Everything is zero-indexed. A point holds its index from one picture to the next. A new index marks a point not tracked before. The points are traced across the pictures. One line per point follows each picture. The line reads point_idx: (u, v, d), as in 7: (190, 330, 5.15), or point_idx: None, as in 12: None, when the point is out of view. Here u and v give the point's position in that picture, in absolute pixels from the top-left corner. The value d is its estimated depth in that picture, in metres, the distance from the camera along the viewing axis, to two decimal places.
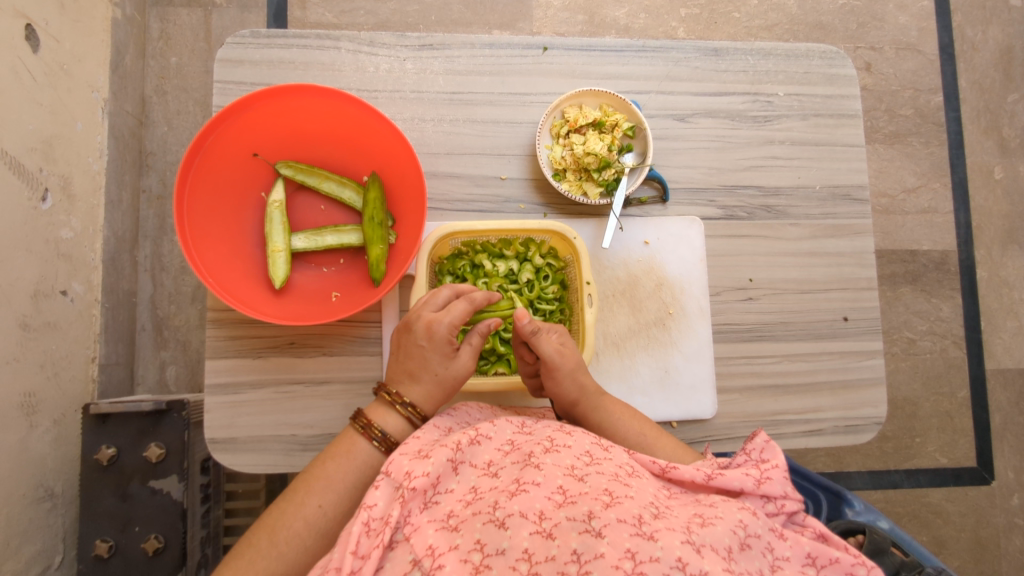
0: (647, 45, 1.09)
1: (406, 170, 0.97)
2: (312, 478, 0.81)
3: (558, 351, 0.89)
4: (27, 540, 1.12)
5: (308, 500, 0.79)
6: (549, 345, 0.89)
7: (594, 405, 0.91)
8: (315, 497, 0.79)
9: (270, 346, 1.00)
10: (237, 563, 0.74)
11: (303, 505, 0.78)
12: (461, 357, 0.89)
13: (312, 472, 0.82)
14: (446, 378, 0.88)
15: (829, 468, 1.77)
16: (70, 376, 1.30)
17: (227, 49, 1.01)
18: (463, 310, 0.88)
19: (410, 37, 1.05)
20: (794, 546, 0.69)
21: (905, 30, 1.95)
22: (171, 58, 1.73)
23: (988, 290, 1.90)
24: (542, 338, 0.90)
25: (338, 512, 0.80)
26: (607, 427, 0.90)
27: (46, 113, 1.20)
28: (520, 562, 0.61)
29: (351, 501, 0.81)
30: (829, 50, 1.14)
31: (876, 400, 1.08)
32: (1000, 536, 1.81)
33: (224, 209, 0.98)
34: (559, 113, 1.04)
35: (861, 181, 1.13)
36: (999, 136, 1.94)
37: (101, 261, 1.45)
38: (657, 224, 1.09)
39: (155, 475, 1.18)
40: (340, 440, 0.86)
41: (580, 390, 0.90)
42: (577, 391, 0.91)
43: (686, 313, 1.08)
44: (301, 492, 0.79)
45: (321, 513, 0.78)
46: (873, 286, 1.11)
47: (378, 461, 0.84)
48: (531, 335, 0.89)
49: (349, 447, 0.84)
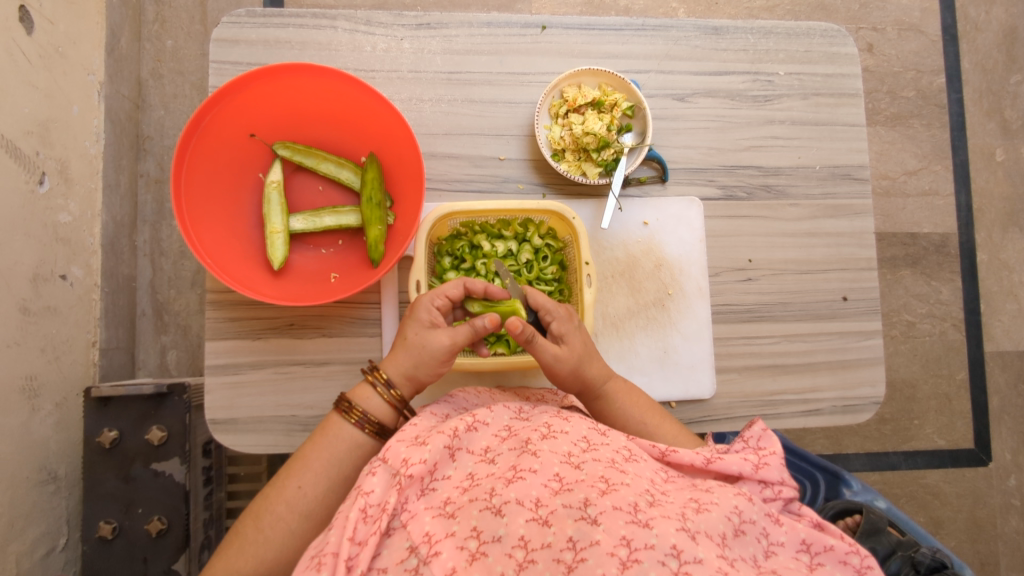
0: (647, 23, 1.08)
1: (404, 150, 0.97)
2: (292, 461, 0.82)
3: (558, 356, 0.88)
4: (31, 523, 1.13)
5: (288, 483, 0.80)
6: (548, 350, 0.88)
7: (598, 395, 0.91)
8: (293, 479, 0.80)
9: (270, 327, 1.00)
10: (225, 553, 0.76)
11: (283, 489, 0.79)
12: (437, 333, 0.87)
13: (292, 456, 0.83)
14: (415, 347, 0.87)
15: (828, 450, 1.78)
16: (71, 360, 1.30)
17: (222, 28, 1.00)
18: (453, 287, 0.91)
19: (407, 16, 1.04)
20: (789, 532, 0.69)
21: (908, 10, 1.94)
22: (167, 41, 1.72)
23: (988, 272, 1.90)
24: (539, 345, 0.87)
25: (319, 490, 0.80)
26: (610, 416, 0.91)
27: (41, 96, 1.19)
28: (516, 549, 0.63)
29: (330, 479, 0.81)
30: (830, 29, 1.13)
31: (874, 379, 1.09)
32: (997, 517, 1.83)
33: (221, 190, 0.97)
34: (558, 93, 1.04)
35: (862, 160, 1.13)
36: (1001, 118, 1.93)
37: (100, 244, 1.45)
38: (656, 205, 1.09)
39: (156, 458, 1.19)
40: (324, 424, 0.85)
41: (584, 385, 0.91)
42: (580, 384, 0.91)
43: (685, 293, 1.08)
44: (281, 477, 0.80)
45: (302, 493, 0.79)
46: (873, 266, 1.11)
47: (361, 441, 0.84)
48: (528, 343, 0.87)
49: (326, 427, 0.84)
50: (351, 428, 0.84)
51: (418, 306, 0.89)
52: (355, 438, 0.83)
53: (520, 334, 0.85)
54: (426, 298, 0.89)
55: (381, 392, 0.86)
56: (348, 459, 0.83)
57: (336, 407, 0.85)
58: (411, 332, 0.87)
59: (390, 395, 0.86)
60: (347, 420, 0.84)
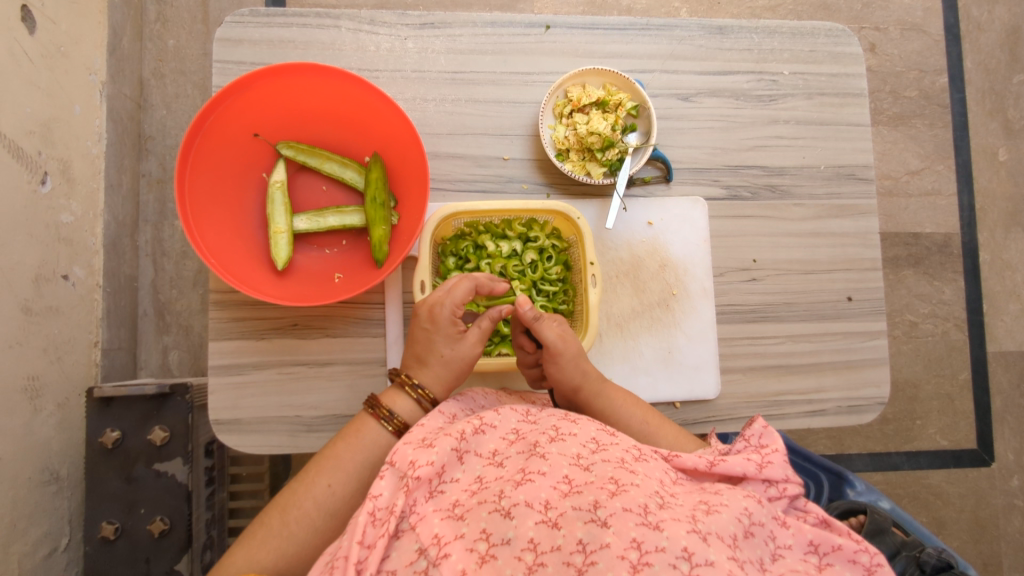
0: (651, 23, 1.08)
1: (408, 149, 0.97)
2: (323, 459, 0.82)
3: (560, 335, 0.90)
4: (33, 523, 1.12)
5: (318, 480, 0.79)
6: (550, 329, 0.90)
7: (597, 390, 0.91)
8: (324, 476, 0.80)
9: (273, 327, 1.00)
10: (248, 542, 0.75)
11: (313, 485, 0.79)
12: (468, 339, 0.89)
13: (323, 454, 0.82)
14: (452, 360, 0.89)
15: (830, 450, 1.78)
16: (73, 360, 1.30)
17: (226, 28, 1.00)
18: (467, 288, 0.89)
19: (411, 16, 1.03)
20: (796, 534, 0.69)
21: (910, 11, 1.93)
22: (169, 41, 1.72)
23: (991, 273, 1.89)
24: (543, 323, 0.90)
25: (348, 491, 0.80)
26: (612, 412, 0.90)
27: (43, 95, 1.19)
28: (526, 552, 0.62)
29: (360, 481, 0.81)
30: (835, 29, 1.13)
31: (879, 380, 1.09)
32: (1000, 517, 1.83)
33: (224, 190, 0.97)
34: (562, 92, 1.04)
35: (867, 161, 1.12)
36: (1003, 117, 1.92)
37: (102, 244, 1.45)
38: (660, 205, 1.08)
39: (159, 458, 1.19)
40: (357, 425, 0.85)
41: (585, 375, 0.91)
42: (580, 376, 0.91)
43: (689, 293, 1.08)
44: (311, 473, 0.80)
45: (331, 492, 0.79)
46: (877, 266, 1.11)
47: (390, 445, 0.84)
48: (532, 321, 0.90)
49: (360, 429, 0.84)
50: (386, 433, 0.84)
51: (442, 321, 0.87)
52: (386, 440, 0.83)
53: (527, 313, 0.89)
54: (447, 309, 0.87)
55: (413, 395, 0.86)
56: (378, 464, 0.83)
57: (366, 407, 0.86)
58: (444, 348, 0.88)
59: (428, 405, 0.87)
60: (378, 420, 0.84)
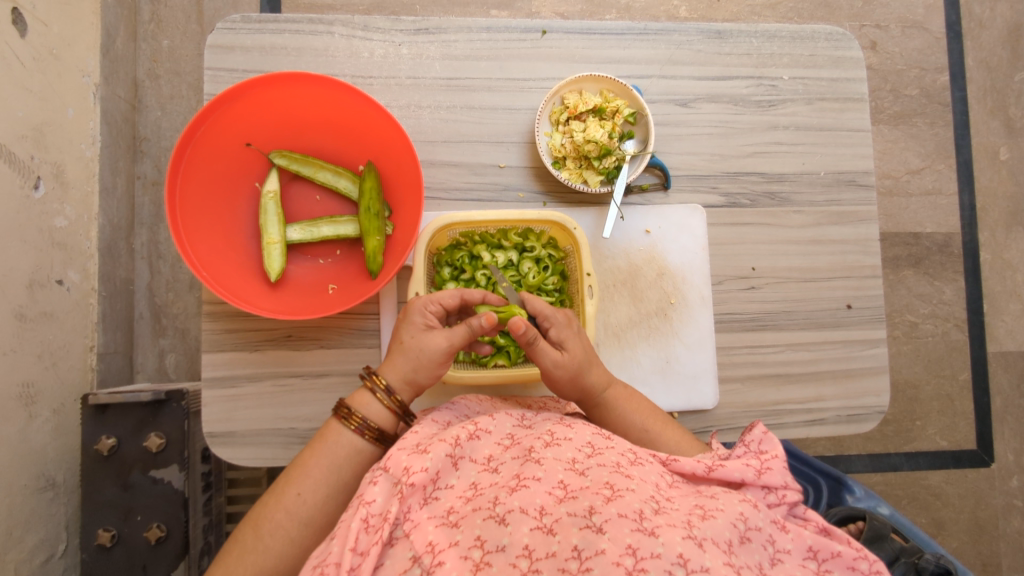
0: (648, 27, 1.06)
1: (402, 158, 0.95)
2: (292, 468, 0.81)
3: (557, 361, 0.87)
4: (29, 530, 1.12)
5: (287, 490, 0.78)
6: (548, 355, 0.86)
7: (597, 402, 0.90)
8: (292, 486, 0.79)
9: (268, 338, 0.99)
10: (225, 560, 0.75)
11: (282, 496, 0.78)
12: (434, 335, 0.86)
13: (292, 464, 0.82)
14: (416, 352, 0.86)
15: (829, 452, 1.77)
16: (69, 365, 1.29)
17: (217, 34, 0.98)
18: (450, 295, 0.90)
19: (405, 21, 1.02)
20: (796, 539, 0.68)
21: (912, 8, 1.92)
22: (163, 41, 1.70)
23: (992, 273, 1.88)
24: (540, 347, 0.86)
25: (319, 497, 0.79)
26: (612, 422, 0.90)
27: (35, 99, 1.17)
28: (521, 559, 0.61)
29: (328, 484, 0.80)
30: (836, 32, 1.11)
31: (879, 388, 1.08)
32: (999, 518, 1.82)
33: (216, 200, 0.96)
34: (558, 99, 1.02)
35: (867, 166, 1.11)
36: (1005, 116, 1.91)
37: (96, 247, 1.44)
38: (658, 212, 1.07)
39: (155, 465, 1.18)
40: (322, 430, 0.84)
41: (583, 391, 0.89)
42: (579, 391, 0.90)
43: (688, 303, 1.07)
44: (281, 484, 0.79)
45: (301, 500, 0.78)
46: (878, 273, 1.10)
47: (356, 444, 0.83)
48: (529, 343, 0.85)
49: (326, 433, 0.83)
50: (351, 435, 0.83)
51: (412, 310, 0.88)
52: (353, 444, 0.82)
53: (522, 334, 0.84)
54: (421, 301, 0.88)
55: (380, 397, 0.85)
56: (348, 465, 0.81)
57: (336, 413, 0.84)
58: (406, 335, 0.87)
59: (390, 401, 0.85)
60: (347, 426, 0.83)
